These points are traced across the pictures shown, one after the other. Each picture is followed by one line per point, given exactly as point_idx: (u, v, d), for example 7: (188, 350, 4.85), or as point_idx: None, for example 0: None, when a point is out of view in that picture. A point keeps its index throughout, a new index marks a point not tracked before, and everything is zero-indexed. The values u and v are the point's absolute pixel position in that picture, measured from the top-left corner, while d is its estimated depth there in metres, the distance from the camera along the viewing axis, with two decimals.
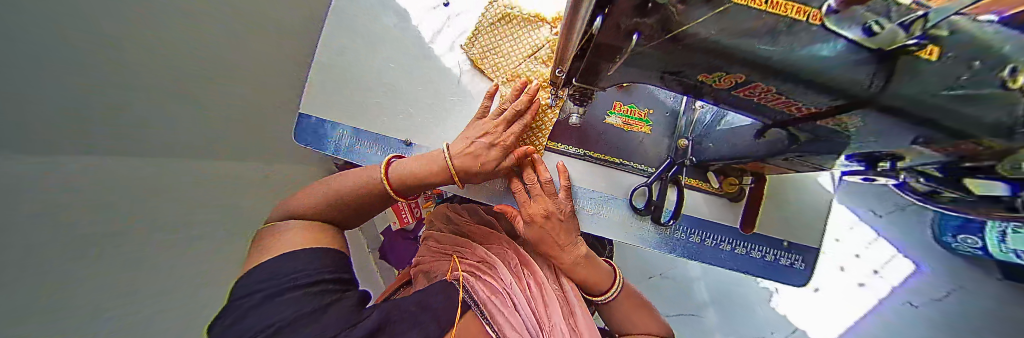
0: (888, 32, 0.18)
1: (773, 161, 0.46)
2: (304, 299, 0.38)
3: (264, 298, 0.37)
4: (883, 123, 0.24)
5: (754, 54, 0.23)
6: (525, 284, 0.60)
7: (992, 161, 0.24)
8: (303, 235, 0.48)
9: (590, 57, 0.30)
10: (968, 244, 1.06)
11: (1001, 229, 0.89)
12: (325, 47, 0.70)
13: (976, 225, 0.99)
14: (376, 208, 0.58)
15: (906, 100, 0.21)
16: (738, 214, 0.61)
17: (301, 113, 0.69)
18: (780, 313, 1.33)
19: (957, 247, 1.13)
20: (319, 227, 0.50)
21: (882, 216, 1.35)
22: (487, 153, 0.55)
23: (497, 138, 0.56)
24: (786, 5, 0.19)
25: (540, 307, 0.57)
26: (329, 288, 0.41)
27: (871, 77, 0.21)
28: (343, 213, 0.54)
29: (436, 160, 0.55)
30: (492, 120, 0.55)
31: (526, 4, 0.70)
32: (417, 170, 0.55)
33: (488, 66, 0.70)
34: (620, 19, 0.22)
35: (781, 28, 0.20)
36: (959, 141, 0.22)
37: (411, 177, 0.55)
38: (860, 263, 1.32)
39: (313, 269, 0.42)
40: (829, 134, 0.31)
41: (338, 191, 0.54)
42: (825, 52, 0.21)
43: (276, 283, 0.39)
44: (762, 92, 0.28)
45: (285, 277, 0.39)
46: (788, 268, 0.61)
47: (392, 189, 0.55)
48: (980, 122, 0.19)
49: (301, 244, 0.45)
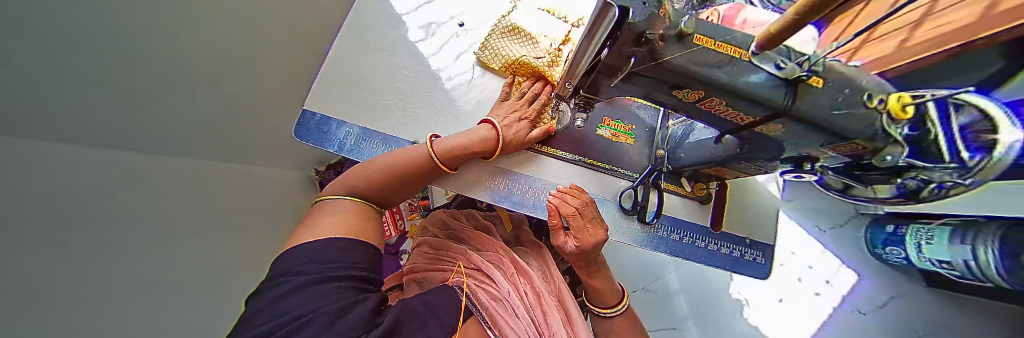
0: (789, 68, 0.30)
1: (731, 166, 0.56)
2: (335, 291, 0.35)
3: (293, 289, 0.33)
4: (799, 128, 0.34)
5: (712, 77, 0.31)
6: (524, 290, 0.62)
7: (868, 157, 0.36)
8: (349, 220, 0.47)
9: (595, 73, 0.38)
10: (895, 255, 1.22)
11: (916, 243, 1.08)
12: (341, 48, 0.76)
13: (897, 238, 1.17)
14: (419, 181, 0.59)
15: (809, 113, 0.30)
16: (707, 215, 0.71)
17: (306, 109, 0.70)
18: (752, 325, 1.40)
19: (887, 257, 1.29)
20: (357, 211, 0.50)
21: (827, 231, 1.55)
22: (517, 124, 0.65)
23: (523, 113, 0.67)
24: (726, 47, 0.30)
25: (540, 312, 0.59)
26: (358, 286, 0.39)
27: (784, 96, 0.31)
28: (382, 192, 0.55)
29: (479, 131, 0.61)
30: (519, 100, 0.67)
31: (534, 23, 0.81)
32: (461, 142, 0.59)
33: (496, 63, 0.79)
34: (622, 48, 0.30)
35: (727, 61, 0.30)
36: (844, 142, 0.32)
37: (458, 148, 0.59)
38: (814, 274, 1.48)
39: (347, 263, 0.40)
40: (765, 138, 0.41)
41: (375, 168, 0.55)
42: (756, 79, 0.30)
43: (310, 271, 0.36)
44: (718, 104, 0.37)
45: (317, 265, 0.37)
46: (751, 261, 0.70)
47: (441, 162, 0.58)
48: (849, 128, 0.29)
49: (346, 230, 0.45)
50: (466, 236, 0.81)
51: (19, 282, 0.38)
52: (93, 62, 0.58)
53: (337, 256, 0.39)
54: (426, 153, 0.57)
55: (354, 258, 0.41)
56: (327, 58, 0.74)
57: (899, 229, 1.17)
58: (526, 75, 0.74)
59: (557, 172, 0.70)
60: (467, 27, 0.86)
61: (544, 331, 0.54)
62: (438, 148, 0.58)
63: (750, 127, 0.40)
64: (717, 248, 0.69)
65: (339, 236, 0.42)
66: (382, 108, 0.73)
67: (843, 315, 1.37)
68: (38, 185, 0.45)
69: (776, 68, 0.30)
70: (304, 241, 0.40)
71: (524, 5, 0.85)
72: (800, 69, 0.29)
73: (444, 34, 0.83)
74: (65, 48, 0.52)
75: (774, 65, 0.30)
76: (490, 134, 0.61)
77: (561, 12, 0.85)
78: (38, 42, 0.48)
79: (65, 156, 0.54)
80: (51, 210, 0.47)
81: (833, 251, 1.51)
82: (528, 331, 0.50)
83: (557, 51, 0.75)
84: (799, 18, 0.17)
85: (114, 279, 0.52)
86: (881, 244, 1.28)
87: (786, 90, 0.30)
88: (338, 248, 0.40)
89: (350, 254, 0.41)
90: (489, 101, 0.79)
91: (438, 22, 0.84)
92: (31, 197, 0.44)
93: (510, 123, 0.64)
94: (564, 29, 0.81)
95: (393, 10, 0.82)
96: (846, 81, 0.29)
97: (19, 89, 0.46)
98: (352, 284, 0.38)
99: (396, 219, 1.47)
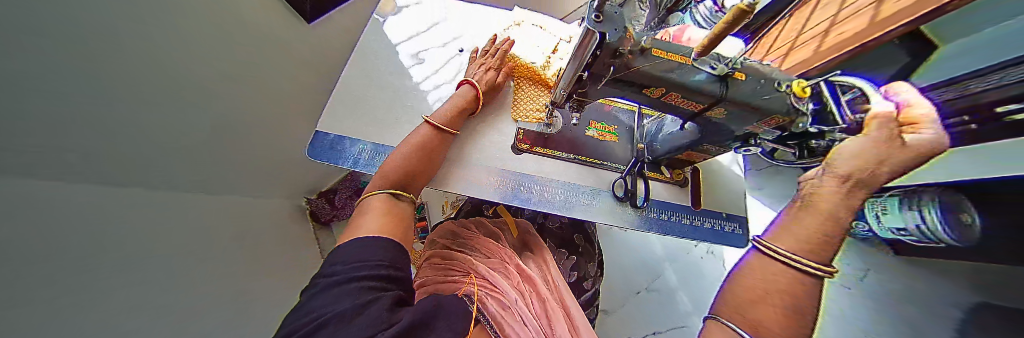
0: (721, 68, 0.41)
1: (702, 151, 0.67)
2: (358, 291, 0.38)
3: (325, 287, 0.38)
4: (736, 112, 0.46)
5: (669, 79, 0.42)
6: (531, 300, 0.65)
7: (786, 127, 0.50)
8: (379, 222, 0.52)
9: (585, 82, 0.46)
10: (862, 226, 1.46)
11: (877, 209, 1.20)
12: (351, 75, 0.84)
13: None
14: (436, 151, 0.67)
15: (739, 97, 0.43)
16: (687, 197, 0.82)
17: (317, 130, 0.75)
18: None
19: None
20: (387, 207, 0.56)
21: None
22: (486, 74, 0.80)
23: (490, 65, 0.82)
24: (674, 56, 0.41)
25: (542, 315, 0.63)
26: (378, 285, 0.40)
27: (721, 88, 0.42)
28: (404, 176, 0.61)
29: (462, 94, 0.76)
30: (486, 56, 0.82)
31: (525, 37, 0.94)
32: (452, 106, 0.73)
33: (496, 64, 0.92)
34: (603, 60, 0.39)
35: (678, 66, 0.41)
36: (767, 117, 0.45)
37: (450, 110, 0.73)
38: None
39: (372, 262, 0.43)
40: (715, 121, 0.51)
41: (396, 161, 0.61)
42: (700, 79, 0.41)
43: (344, 269, 0.41)
44: (677, 99, 0.46)
45: (349, 265, 0.42)
46: (732, 233, 0.80)
47: (439, 122, 0.70)
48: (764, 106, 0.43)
49: (378, 231, 0.50)
50: (476, 244, 0.84)
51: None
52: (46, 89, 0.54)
53: (362, 256, 0.43)
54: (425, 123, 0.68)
55: (379, 255, 0.44)
56: (337, 85, 0.81)
57: None
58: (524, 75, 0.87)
59: (553, 170, 0.78)
60: (464, 50, 0.98)
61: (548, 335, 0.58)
62: (432, 116, 0.70)
63: (702, 114, 0.49)
64: (700, 223, 0.79)
65: (365, 236, 0.47)
66: (392, 124, 0.80)
67: None
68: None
69: (712, 69, 0.41)
70: (346, 243, 0.48)
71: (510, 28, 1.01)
72: (724, 68, 0.41)
73: (443, 57, 0.95)
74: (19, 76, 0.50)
75: (709, 66, 0.41)
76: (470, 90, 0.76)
77: (550, 28, 0.99)
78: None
79: None
80: None
81: None
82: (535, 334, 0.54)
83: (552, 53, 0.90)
84: (730, 21, 0.26)
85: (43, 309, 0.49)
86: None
87: (720, 84, 0.42)
88: (364, 247, 0.45)
89: (373, 253, 0.44)
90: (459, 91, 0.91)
91: (435, 48, 0.96)
92: None
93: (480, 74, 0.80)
94: (551, 41, 0.94)
95: (393, 39, 0.92)
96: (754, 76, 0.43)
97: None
98: (372, 283, 0.40)
99: None
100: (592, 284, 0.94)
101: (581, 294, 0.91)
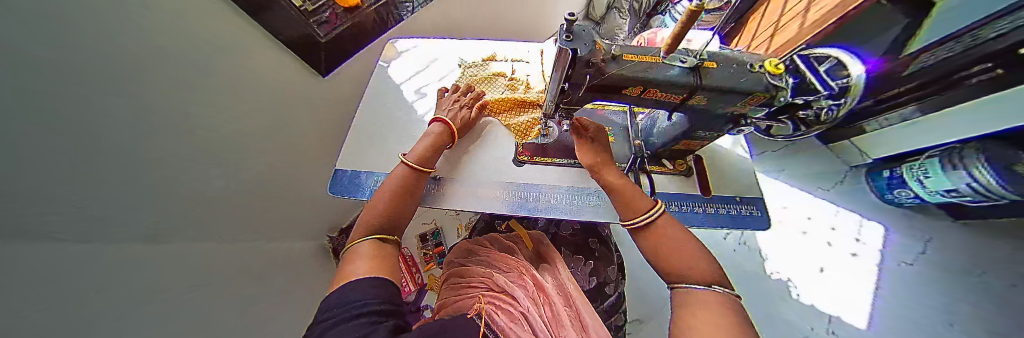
0: (690, 61, 0.45)
1: (697, 139, 0.68)
2: (361, 325, 0.34)
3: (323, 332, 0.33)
4: (715, 98, 0.49)
5: (645, 77, 0.45)
6: (542, 307, 0.66)
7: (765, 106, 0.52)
8: (372, 263, 0.48)
9: (569, 92, 0.51)
10: (905, 196, 1.43)
11: (919, 178, 1.30)
12: (363, 116, 0.94)
13: (903, 183, 1.40)
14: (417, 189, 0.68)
15: (714, 83, 0.45)
16: (694, 185, 0.81)
17: (337, 168, 0.83)
18: (807, 303, 1.44)
19: (899, 201, 1.50)
20: (377, 250, 0.52)
21: (831, 190, 1.70)
22: (460, 112, 0.83)
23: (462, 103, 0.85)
24: (644, 57, 0.46)
25: (550, 318, 0.64)
26: (376, 318, 0.36)
27: (694, 78, 0.45)
28: (393, 217, 0.60)
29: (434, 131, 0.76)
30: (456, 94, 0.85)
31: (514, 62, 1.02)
32: (428, 144, 0.74)
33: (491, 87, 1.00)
34: (579, 70, 0.44)
35: (651, 65, 0.45)
36: (749, 96, 0.47)
37: (427, 148, 0.73)
38: (840, 235, 1.56)
39: (367, 301, 0.39)
40: (699, 109, 0.53)
41: (381, 205, 0.60)
42: (673, 73, 0.45)
43: (334, 315, 0.36)
44: (656, 94, 0.49)
45: (341, 308, 0.37)
46: (750, 216, 0.78)
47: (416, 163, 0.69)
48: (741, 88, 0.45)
49: (368, 272, 0.45)
50: (491, 259, 0.86)
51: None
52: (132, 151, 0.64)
53: (353, 296, 0.39)
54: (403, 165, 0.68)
55: (373, 293, 0.40)
56: (352, 128, 0.91)
57: (895, 172, 1.44)
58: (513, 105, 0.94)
59: (557, 177, 0.81)
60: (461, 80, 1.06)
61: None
62: (408, 157, 0.70)
63: (684, 103, 0.52)
64: (714, 210, 0.78)
65: (354, 281, 0.43)
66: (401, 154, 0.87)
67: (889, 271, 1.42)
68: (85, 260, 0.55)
69: (682, 63, 0.45)
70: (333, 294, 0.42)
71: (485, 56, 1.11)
72: (693, 59, 0.44)
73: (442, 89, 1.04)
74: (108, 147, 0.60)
75: (680, 61, 0.45)
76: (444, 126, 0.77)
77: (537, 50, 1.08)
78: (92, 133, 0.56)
79: (93, 241, 0.59)
80: (60, 295, 0.48)
81: (844, 207, 1.64)
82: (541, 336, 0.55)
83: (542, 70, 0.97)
84: (685, 23, 0.30)
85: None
86: (889, 190, 1.50)
87: (694, 75, 0.45)
88: (353, 288, 0.40)
89: (365, 291, 0.40)
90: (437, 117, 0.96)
91: (434, 82, 1.05)
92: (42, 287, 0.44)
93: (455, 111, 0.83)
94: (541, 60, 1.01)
95: (396, 79, 1.03)
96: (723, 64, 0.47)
97: (103, 186, 0.59)
98: (371, 317, 0.36)
99: (413, 271, 1.52)
100: (615, 289, 0.92)
101: (604, 301, 0.88)
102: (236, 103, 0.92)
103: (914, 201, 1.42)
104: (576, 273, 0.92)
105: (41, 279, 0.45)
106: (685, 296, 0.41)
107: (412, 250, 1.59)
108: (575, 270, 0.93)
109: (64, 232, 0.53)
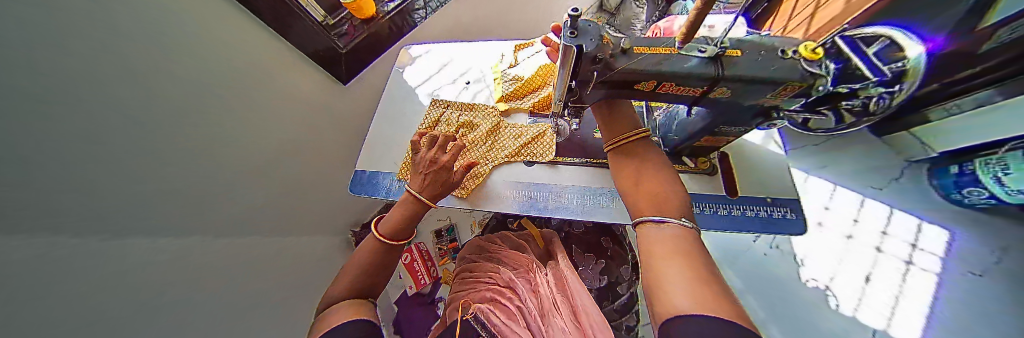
0: (711, 49, 0.41)
1: (719, 134, 0.63)
2: None
3: None
4: (742, 88, 0.44)
5: (658, 70, 0.42)
6: (541, 298, 0.63)
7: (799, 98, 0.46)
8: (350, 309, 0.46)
9: (576, 90, 0.49)
10: (977, 196, 1.24)
11: (995, 176, 1.12)
12: (380, 119, 0.98)
13: (972, 180, 1.22)
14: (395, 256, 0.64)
15: (737, 74, 0.41)
16: (719, 184, 0.76)
17: (356, 170, 0.87)
18: (847, 315, 1.29)
19: (970, 202, 1.30)
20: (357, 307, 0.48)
21: (884, 189, 1.51)
22: (439, 172, 0.72)
23: (439, 159, 0.72)
24: (659, 47, 0.42)
25: (539, 310, 0.59)
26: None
27: (716, 68, 0.41)
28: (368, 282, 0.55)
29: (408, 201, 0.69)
30: (432, 150, 0.72)
31: (527, 59, 1.00)
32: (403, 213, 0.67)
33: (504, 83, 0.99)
34: (587, 67, 0.42)
35: (667, 56, 0.42)
36: (781, 85, 0.42)
37: (400, 220, 0.66)
38: (892, 240, 1.38)
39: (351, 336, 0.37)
40: (722, 101, 0.49)
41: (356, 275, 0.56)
42: (689, 64, 0.41)
43: None
44: (672, 87, 0.46)
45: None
46: (782, 219, 0.71)
47: (387, 235, 0.62)
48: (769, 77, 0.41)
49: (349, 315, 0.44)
50: (502, 256, 0.85)
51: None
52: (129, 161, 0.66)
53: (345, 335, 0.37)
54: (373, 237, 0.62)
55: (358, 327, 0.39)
56: (370, 131, 0.95)
57: (965, 167, 1.24)
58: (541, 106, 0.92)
59: (569, 177, 0.79)
60: (473, 80, 1.07)
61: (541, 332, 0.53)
62: (380, 229, 0.63)
63: (705, 96, 0.48)
64: (740, 212, 0.72)
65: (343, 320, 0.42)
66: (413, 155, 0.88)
67: (953, 279, 1.24)
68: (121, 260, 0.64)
69: (701, 53, 0.41)
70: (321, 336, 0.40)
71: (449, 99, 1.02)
72: (713, 48, 0.41)
73: (455, 91, 1.05)
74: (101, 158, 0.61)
75: (699, 50, 0.42)
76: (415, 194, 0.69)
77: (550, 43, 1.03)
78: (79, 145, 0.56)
79: (104, 244, 0.62)
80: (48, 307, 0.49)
81: (899, 207, 1.45)
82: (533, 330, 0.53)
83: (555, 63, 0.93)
84: (701, 8, 0.27)
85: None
86: (957, 188, 1.31)
87: (715, 65, 0.41)
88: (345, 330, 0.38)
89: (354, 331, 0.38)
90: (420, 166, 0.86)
91: (447, 83, 1.06)
92: (23, 302, 0.44)
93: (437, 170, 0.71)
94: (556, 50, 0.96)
95: (410, 83, 1.06)
96: (747, 52, 0.42)
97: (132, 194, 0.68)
98: None
99: (428, 266, 1.58)
100: (628, 289, 0.88)
101: (616, 299, 0.86)
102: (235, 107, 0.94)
103: (989, 201, 1.23)
104: (586, 271, 0.89)
105: (47, 287, 0.49)
106: (652, 230, 0.36)
107: (427, 246, 1.64)
108: (586, 268, 0.90)
109: (101, 234, 0.62)
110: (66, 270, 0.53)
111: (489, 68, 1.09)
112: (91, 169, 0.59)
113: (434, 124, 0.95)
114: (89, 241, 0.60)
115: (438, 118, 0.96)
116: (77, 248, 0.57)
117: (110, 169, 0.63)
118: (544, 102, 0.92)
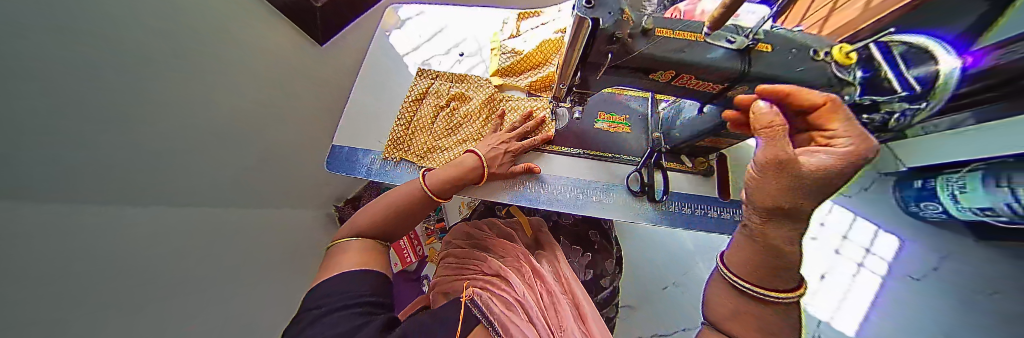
0: (739, 41, 0.37)
1: (723, 136, 0.60)
2: (353, 315, 0.39)
3: (327, 312, 0.39)
4: (764, 87, 0.40)
5: (676, 61, 0.38)
6: (540, 294, 0.64)
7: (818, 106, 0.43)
8: (359, 255, 0.51)
9: (583, 73, 0.44)
10: (931, 210, 1.20)
11: (953, 191, 1.07)
12: (362, 89, 0.88)
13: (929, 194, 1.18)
14: (419, 210, 0.64)
15: (763, 71, 0.38)
16: (713, 187, 0.75)
17: (335, 144, 0.80)
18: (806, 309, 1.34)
19: (924, 214, 1.25)
20: (367, 248, 0.54)
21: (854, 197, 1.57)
22: (502, 156, 0.71)
23: (510, 145, 0.73)
24: (682, 33, 0.37)
25: (550, 307, 0.61)
26: (368, 308, 0.42)
27: (741, 63, 0.37)
28: (381, 229, 0.59)
29: (467, 160, 0.67)
30: (508, 132, 0.73)
31: (530, 33, 0.92)
32: (452, 173, 0.65)
33: (504, 53, 0.91)
34: (601, 47, 0.37)
35: (689, 43, 0.37)
36: (808, 90, 0.39)
37: (449, 179, 0.64)
38: None
39: (364, 291, 0.44)
40: (739, 101, 0.45)
41: (374, 214, 0.59)
42: (711, 55, 0.37)
43: (326, 304, 0.41)
44: (689, 80, 0.42)
45: (337, 296, 0.42)
46: None
47: (432, 191, 0.62)
48: (793, 75, 0.38)
49: (358, 264, 0.49)
50: (488, 244, 0.83)
51: (52, 329, 0.49)
52: (78, 112, 0.57)
53: (354, 287, 0.44)
54: (419, 188, 0.62)
55: (370, 284, 0.45)
56: (352, 97, 0.86)
57: (928, 182, 1.17)
58: (540, 87, 0.86)
59: (564, 168, 0.75)
60: (470, 51, 0.97)
61: (557, 329, 0.56)
62: (430, 180, 0.64)
63: (723, 94, 0.44)
64: (730, 216, 0.72)
65: (359, 268, 0.48)
66: (398, 131, 0.82)
67: None
68: (126, 235, 0.66)
69: (729, 43, 0.37)
70: (332, 276, 0.46)
71: (439, 70, 0.92)
72: (742, 41, 0.36)
73: (450, 60, 0.95)
74: (51, 105, 0.52)
75: (726, 40, 0.37)
76: (476, 162, 0.67)
77: (554, 16, 0.94)
78: (28, 86, 0.48)
79: (48, 203, 0.55)
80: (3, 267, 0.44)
81: None
82: (539, 326, 0.53)
83: (558, 40, 0.86)
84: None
85: (144, 310, 0.66)
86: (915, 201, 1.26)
87: (742, 60, 0.37)
88: (354, 280, 0.45)
89: (363, 284, 0.45)
90: (409, 141, 0.81)
91: (441, 52, 0.97)
92: None
93: (496, 153, 0.70)
94: (561, 26, 0.89)
95: (398, 49, 0.95)
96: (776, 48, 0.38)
97: (117, 171, 0.67)
98: (363, 309, 0.41)
99: (414, 244, 1.57)
100: (611, 283, 0.90)
101: (599, 292, 0.88)
102: (188, 56, 0.80)
103: (939, 216, 1.19)
104: (573, 263, 0.90)
105: None
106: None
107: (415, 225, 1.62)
108: (572, 261, 0.90)
109: (55, 194, 0.56)
110: (33, 238, 0.50)
111: (488, 39, 0.99)
112: (77, 153, 0.59)
113: (423, 96, 0.87)
114: (57, 209, 0.56)
115: (428, 90, 0.88)
116: (45, 216, 0.53)
117: (57, 118, 0.54)
118: (547, 81, 0.85)
